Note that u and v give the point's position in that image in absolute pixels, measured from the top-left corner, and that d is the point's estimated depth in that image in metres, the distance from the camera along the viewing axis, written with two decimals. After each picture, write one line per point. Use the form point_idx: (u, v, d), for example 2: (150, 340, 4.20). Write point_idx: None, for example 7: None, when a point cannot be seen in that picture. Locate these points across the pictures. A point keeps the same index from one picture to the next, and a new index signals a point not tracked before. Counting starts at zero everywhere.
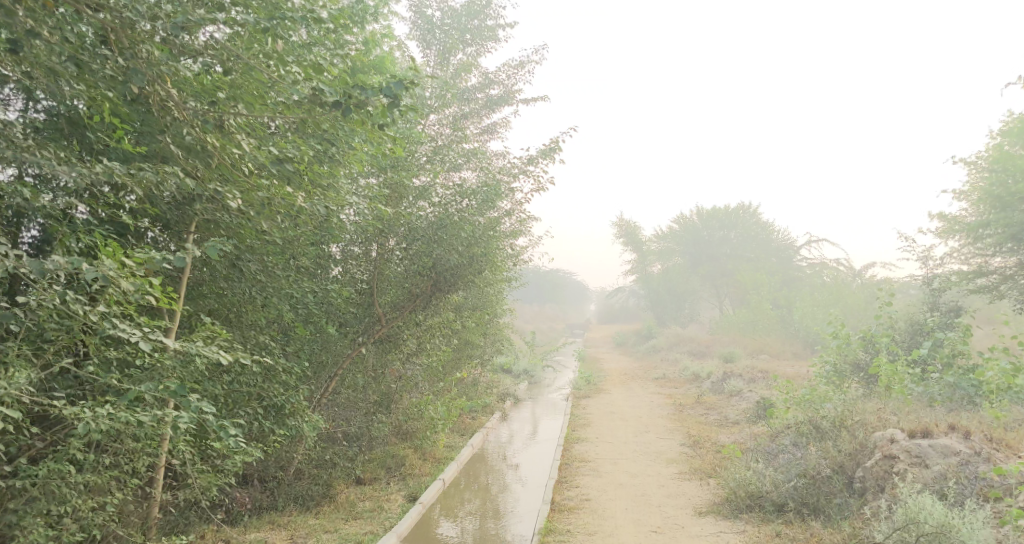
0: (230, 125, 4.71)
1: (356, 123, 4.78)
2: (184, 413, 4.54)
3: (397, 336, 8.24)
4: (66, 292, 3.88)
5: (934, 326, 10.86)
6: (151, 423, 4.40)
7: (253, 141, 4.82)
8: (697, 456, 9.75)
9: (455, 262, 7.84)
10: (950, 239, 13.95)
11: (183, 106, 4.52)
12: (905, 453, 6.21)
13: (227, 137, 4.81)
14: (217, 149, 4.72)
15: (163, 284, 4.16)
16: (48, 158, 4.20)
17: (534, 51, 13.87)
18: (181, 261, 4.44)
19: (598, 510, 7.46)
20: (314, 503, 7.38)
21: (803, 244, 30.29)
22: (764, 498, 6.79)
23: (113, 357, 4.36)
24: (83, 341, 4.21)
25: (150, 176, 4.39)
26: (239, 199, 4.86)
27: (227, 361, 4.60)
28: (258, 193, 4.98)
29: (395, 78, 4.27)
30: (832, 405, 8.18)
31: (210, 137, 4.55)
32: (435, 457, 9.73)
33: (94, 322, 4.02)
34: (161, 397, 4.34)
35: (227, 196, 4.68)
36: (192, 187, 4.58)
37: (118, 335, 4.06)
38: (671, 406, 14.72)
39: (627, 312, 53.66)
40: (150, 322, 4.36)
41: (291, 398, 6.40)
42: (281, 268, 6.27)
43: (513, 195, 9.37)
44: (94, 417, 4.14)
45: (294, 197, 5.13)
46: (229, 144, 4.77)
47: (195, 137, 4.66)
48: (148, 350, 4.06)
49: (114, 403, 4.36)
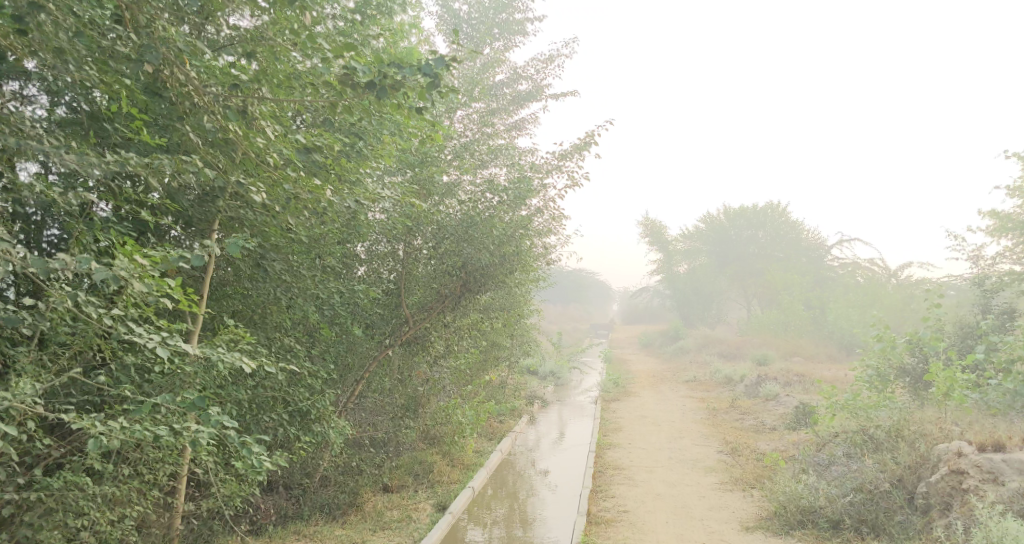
0: (253, 112, 4.38)
1: (391, 107, 4.43)
2: (204, 426, 4.21)
3: (425, 338, 7.93)
4: (77, 293, 3.57)
5: (989, 329, 10.29)
6: (168, 437, 4.08)
7: (277, 128, 4.48)
8: (737, 465, 9.32)
9: (485, 262, 7.57)
10: (1000, 238, 13.35)
11: (203, 90, 4.20)
12: (975, 469, 5.76)
13: (250, 123, 4.48)
14: (240, 139, 4.41)
15: (184, 287, 3.87)
16: (59, 147, 3.90)
17: (563, 45, 13.53)
18: (204, 259, 4.14)
19: (638, 523, 7.09)
20: (340, 512, 7.11)
21: (835, 243, 29.51)
22: (818, 514, 6.41)
23: (131, 363, 4.08)
24: (98, 347, 3.93)
25: (165, 166, 4.09)
26: (262, 191, 4.58)
27: (250, 370, 4.29)
28: (284, 187, 4.71)
29: (436, 54, 3.90)
30: (886, 412, 7.72)
31: (232, 125, 4.24)
32: (463, 463, 9.41)
33: (108, 326, 3.71)
34: (180, 410, 4.05)
35: (250, 189, 4.40)
36: (212, 178, 4.28)
37: (133, 341, 3.74)
38: (704, 410, 14.27)
39: (652, 312, 52.99)
40: (169, 326, 4.07)
41: (317, 404, 6.13)
42: (307, 266, 5.98)
43: (545, 192, 9.00)
44: (108, 427, 3.84)
45: (323, 190, 4.76)
46: (253, 133, 4.46)
47: (217, 125, 4.36)
48: (164, 357, 3.73)
49: (129, 412, 4.05)
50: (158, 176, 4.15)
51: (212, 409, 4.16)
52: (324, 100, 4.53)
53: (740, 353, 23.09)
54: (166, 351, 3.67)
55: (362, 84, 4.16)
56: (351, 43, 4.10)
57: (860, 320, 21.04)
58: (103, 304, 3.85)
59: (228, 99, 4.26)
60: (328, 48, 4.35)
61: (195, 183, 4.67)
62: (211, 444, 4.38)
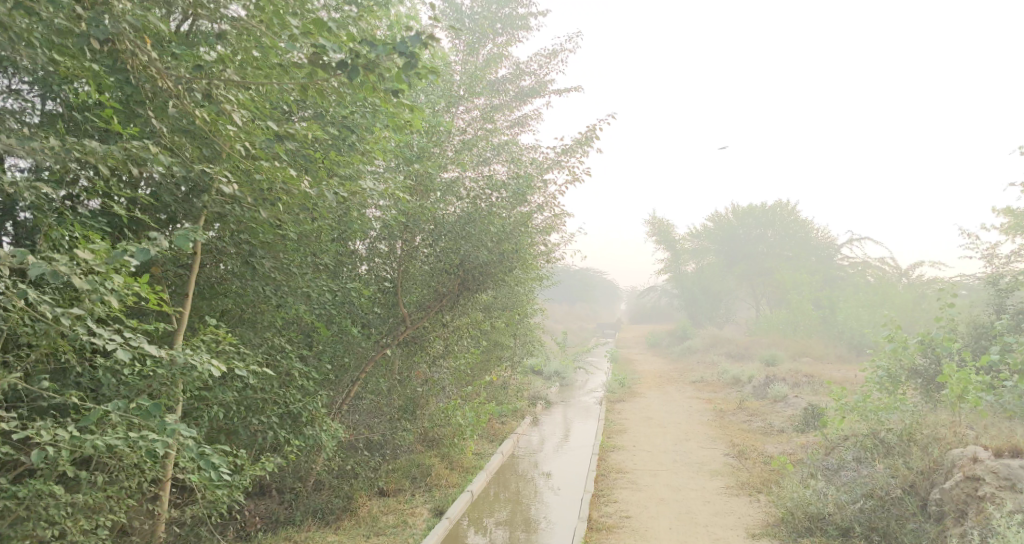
0: (218, 95, 4.14)
1: (369, 90, 4.21)
2: (163, 435, 3.89)
3: (424, 338, 7.72)
4: (28, 292, 3.32)
5: (1003, 329, 10.01)
6: (123, 447, 3.77)
7: (245, 113, 4.22)
8: (743, 468, 9.09)
9: (484, 260, 7.38)
10: (1014, 235, 13.03)
11: (166, 72, 3.93)
12: (991, 475, 5.49)
13: (218, 109, 4.21)
14: (208, 126, 4.18)
15: (152, 287, 3.62)
16: (11, 134, 3.65)
17: (567, 39, 13.30)
18: (150, 252, 3.50)
19: (640, 529, 6.89)
20: (334, 517, 6.97)
21: (845, 242, 29.14)
22: (826, 521, 6.19)
23: (99, 365, 3.86)
24: (63, 348, 3.70)
25: (119, 153, 3.74)
26: (235, 182, 4.31)
27: (219, 374, 4.01)
28: (267, 182, 4.53)
29: (412, 32, 3.68)
30: (898, 416, 7.46)
31: (196, 110, 4.00)
32: (463, 466, 9.22)
33: (66, 328, 3.46)
34: (140, 416, 3.80)
35: (218, 179, 4.11)
36: (167, 164, 3.88)
37: (92, 343, 3.48)
38: (711, 411, 14.03)
39: (660, 311, 52.62)
40: (139, 326, 3.82)
41: (309, 406, 5.96)
42: (298, 264, 5.76)
43: (546, 188, 8.81)
44: (67, 432, 3.61)
45: (299, 181, 4.54)
46: (221, 119, 4.20)
47: (183, 110, 4.14)
48: (124, 360, 3.47)
49: (95, 420, 3.80)
50: (127, 166, 3.91)
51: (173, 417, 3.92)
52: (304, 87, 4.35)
53: (749, 353, 22.80)
54: (123, 355, 3.41)
55: (333, 64, 3.94)
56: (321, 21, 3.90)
57: (870, 320, 20.72)
58: (62, 304, 3.60)
59: (193, 82, 4.03)
60: (296, 26, 4.11)
61: (179, 175, 4.47)
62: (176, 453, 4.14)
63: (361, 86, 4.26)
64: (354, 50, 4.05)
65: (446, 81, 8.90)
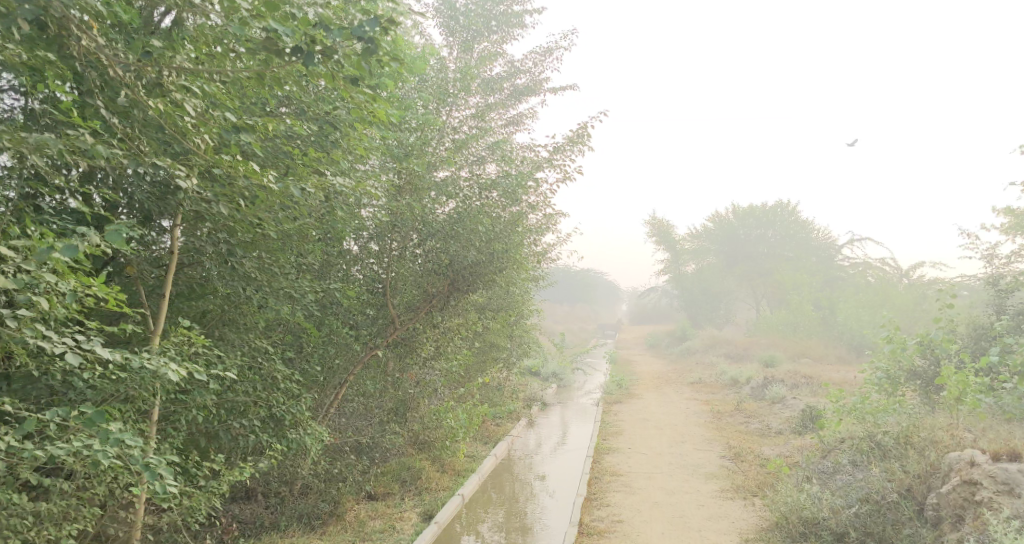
0: (171, 85, 3.94)
1: (328, 77, 4.13)
2: (105, 444, 3.69)
3: (413, 339, 7.57)
4: None
5: (1002, 330, 9.87)
6: (67, 458, 3.60)
7: (200, 101, 4.00)
8: (739, 472, 8.95)
9: (473, 259, 7.25)
10: (1014, 236, 12.89)
11: (113, 59, 3.72)
12: (989, 479, 5.34)
13: (171, 99, 4.00)
14: (164, 117, 3.99)
15: (104, 285, 3.48)
16: None
17: (562, 37, 13.18)
18: (78, 247, 3.29)
19: (631, 534, 6.77)
20: (319, 522, 6.89)
21: (845, 242, 28.99)
22: (822, 526, 6.04)
23: (51, 370, 3.70)
24: (12, 352, 3.55)
25: (60, 145, 3.51)
26: (194, 177, 4.10)
27: (175, 379, 3.85)
28: (238, 179, 4.41)
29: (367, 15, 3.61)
30: (896, 418, 7.33)
31: (147, 100, 3.81)
32: (454, 469, 9.10)
33: (11, 332, 3.31)
34: (79, 422, 3.62)
35: (172, 172, 3.90)
36: (106, 154, 3.61)
37: (39, 348, 3.34)
38: (708, 413, 13.90)
39: (659, 312, 52.45)
40: (95, 327, 3.69)
41: (293, 409, 5.84)
42: (280, 263, 5.61)
43: (539, 187, 8.69)
44: (8, 440, 3.45)
45: (262, 175, 4.39)
46: (176, 110, 4.01)
47: (136, 100, 3.95)
48: (76, 365, 3.35)
49: (55, 426, 3.67)
50: (75, 160, 3.71)
51: (117, 425, 3.72)
52: (278, 79, 4.21)
53: (747, 354, 22.68)
54: (70, 356, 3.27)
55: (286, 48, 3.86)
56: (274, 3, 3.78)
57: (870, 320, 20.60)
58: (9, 307, 3.44)
59: (142, 70, 3.83)
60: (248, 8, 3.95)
61: (148, 169, 4.36)
62: (121, 461, 3.94)
63: (330, 76, 4.14)
64: (321, 39, 3.93)
65: (438, 78, 8.77)
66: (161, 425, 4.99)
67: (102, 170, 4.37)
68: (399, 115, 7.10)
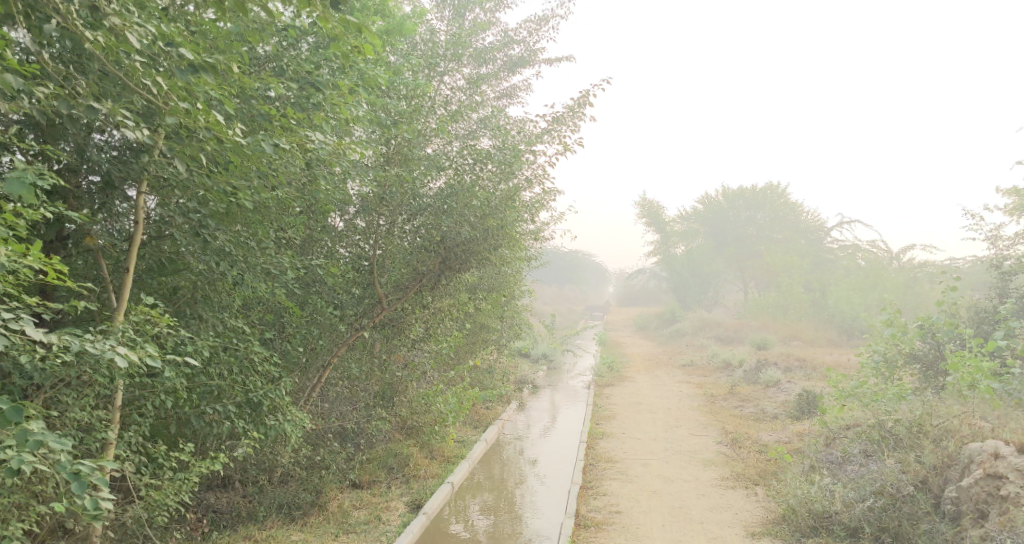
0: (111, 13, 3.45)
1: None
2: (22, 448, 3.16)
3: (401, 321, 7.19)
4: None
5: (1007, 313, 9.63)
6: None
7: (147, 32, 3.50)
8: (739, 459, 8.67)
9: (466, 236, 6.80)
10: (1017, 217, 12.58)
11: None
12: (1015, 473, 5.05)
13: (115, 32, 3.51)
14: (107, 55, 3.52)
15: (38, 254, 3.03)
16: None
17: (558, 5, 12.64)
18: None
19: (631, 527, 6.43)
20: (300, 513, 6.50)
21: (836, 224, 28.77)
22: (834, 520, 5.79)
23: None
24: None
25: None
26: (145, 129, 3.63)
27: (120, 365, 3.36)
28: (200, 131, 3.92)
29: None
30: (908, 406, 7.01)
31: (85, 32, 3.33)
32: (444, 455, 8.72)
33: None
34: None
35: (117, 121, 3.45)
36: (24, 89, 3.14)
37: None
38: (701, 396, 13.61)
39: (648, 293, 52.29)
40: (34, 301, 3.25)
41: (270, 394, 5.37)
42: (258, 238, 5.15)
43: (534, 162, 8.23)
44: None
45: (226, 129, 3.89)
46: (121, 45, 3.53)
47: (71, 32, 3.46)
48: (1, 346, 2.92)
49: None
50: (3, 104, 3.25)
51: (38, 425, 3.19)
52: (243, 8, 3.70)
53: (739, 336, 22.51)
54: None
55: None
56: None
57: (863, 303, 20.42)
58: None
59: None
60: None
61: (108, 128, 3.92)
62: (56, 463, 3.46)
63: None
64: None
65: (428, 43, 8.27)
66: (126, 412, 4.57)
67: (55, 129, 3.92)
68: (388, 80, 6.61)
